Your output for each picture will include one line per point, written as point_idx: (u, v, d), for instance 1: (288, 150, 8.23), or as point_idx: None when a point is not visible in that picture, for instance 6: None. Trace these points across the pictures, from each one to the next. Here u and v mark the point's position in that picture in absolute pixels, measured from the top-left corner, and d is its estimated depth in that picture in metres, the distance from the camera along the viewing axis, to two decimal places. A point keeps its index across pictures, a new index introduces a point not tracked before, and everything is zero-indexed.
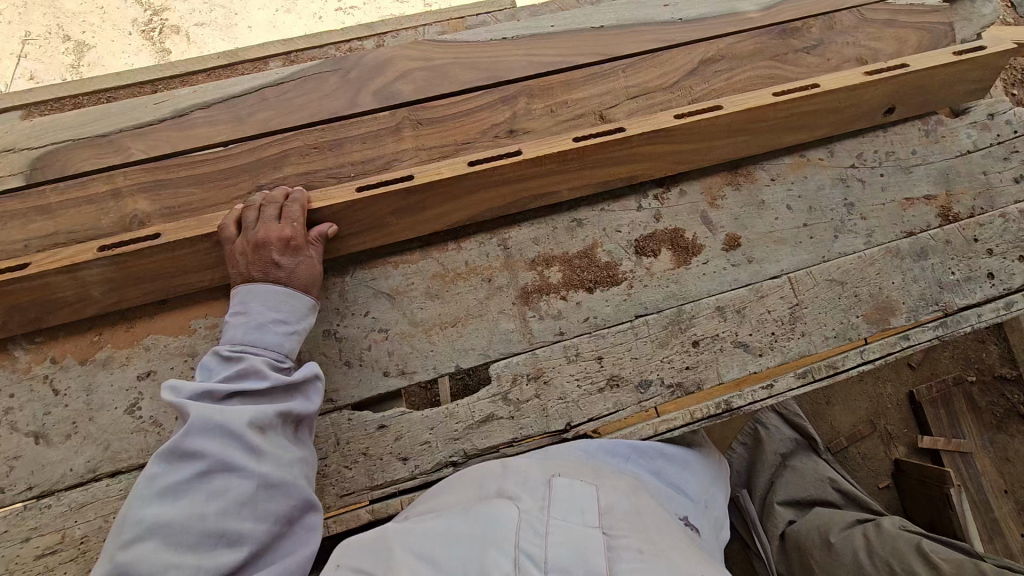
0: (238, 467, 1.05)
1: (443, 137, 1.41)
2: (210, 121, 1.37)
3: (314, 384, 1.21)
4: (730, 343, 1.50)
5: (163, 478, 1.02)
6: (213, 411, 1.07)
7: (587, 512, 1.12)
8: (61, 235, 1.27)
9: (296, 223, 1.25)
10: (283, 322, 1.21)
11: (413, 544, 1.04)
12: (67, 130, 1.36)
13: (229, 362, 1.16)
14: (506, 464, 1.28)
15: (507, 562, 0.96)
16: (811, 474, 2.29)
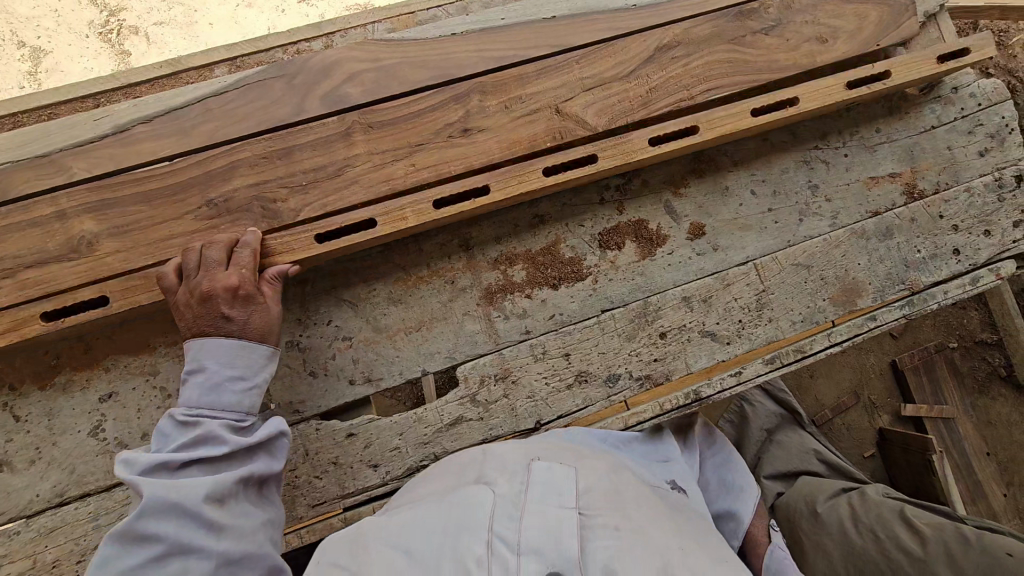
0: (195, 548, 1.01)
1: (396, 139, 1.38)
2: (154, 135, 1.34)
3: (277, 443, 1.20)
4: (698, 333, 1.50)
5: (116, 564, 0.98)
6: (169, 489, 1.03)
7: (566, 493, 1.06)
8: (8, 261, 1.25)
9: (246, 270, 1.21)
10: (239, 379, 1.18)
11: (388, 537, 1.02)
12: (6, 151, 1.32)
13: (185, 427, 1.13)
14: (486, 451, 1.23)
15: (480, 547, 0.93)
16: (796, 449, 2.32)
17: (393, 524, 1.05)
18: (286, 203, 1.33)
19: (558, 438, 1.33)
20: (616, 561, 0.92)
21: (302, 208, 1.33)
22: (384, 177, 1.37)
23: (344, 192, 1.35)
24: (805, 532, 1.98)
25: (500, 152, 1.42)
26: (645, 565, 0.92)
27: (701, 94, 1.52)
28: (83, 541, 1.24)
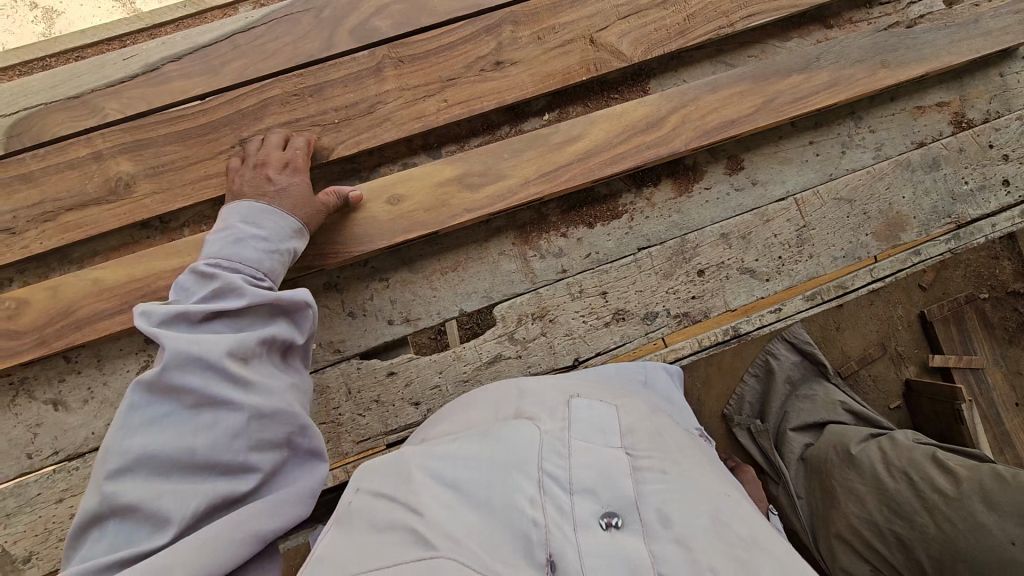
0: (224, 400, 0.92)
1: (427, 74, 1.35)
2: (184, 74, 1.32)
3: (297, 307, 1.10)
4: (736, 271, 1.47)
5: (147, 409, 0.90)
6: (191, 344, 0.93)
7: (608, 432, 1.00)
8: (50, 203, 1.26)
9: (300, 151, 1.26)
10: (263, 239, 1.13)
11: (432, 468, 0.92)
12: (38, 93, 1.31)
13: (203, 279, 1.05)
14: (521, 387, 1.17)
15: (531, 488, 0.87)
16: (821, 398, 2.23)
17: (435, 448, 0.97)
18: (319, 141, 1.32)
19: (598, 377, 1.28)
20: (668, 506, 0.87)
21: (335, 146, 1.32)
22: (417, 113, 1.34)
23: (378, 129, 1.33)
24: (836, 478, 1.95)
25: (534, 85, 1.38)
26: (698, 511, 0.88)
27: (741, 20, 1.46)
28: None
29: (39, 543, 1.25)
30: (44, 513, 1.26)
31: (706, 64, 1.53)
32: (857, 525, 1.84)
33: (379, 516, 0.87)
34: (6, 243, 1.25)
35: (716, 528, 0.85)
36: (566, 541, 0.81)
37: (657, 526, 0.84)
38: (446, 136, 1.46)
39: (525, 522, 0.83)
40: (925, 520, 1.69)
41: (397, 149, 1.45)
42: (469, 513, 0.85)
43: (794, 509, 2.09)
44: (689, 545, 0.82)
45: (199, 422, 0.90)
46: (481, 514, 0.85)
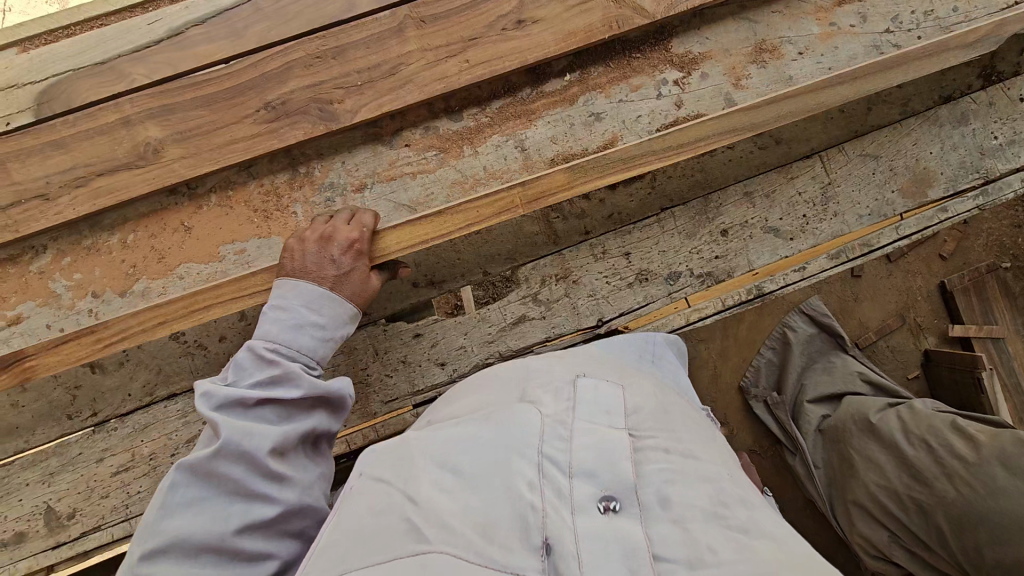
0: (259, 494, 0.87)
1: (448, 34, 1.35)
2: (208, 38, 1.33)
3: (340, 405, 1.06)
4: (760, 229, 1.46)
5: (186, 490, 0.85)
6: (239, 432, 0.89)
7: (611, 412, 0.86)
8: (81, 169, 1.28)
9: (366, 230, 1.22)
10: (320, 327, 1.11)
11: (435, 451, 0.80)
12: (66, 59, 1.33)
13: (263, 363, 1.01)
14: (528, 365, 1.02)
15: (530, 470, 0.75)
16: (840, 369, 1.91)
17: (439, 427, 0.86)
18: (342, 105, 1.33)
19: (627, 339, 1.26)
20: (670, 485, 0.74)
21: (358, 109, 1.33)
22: (439, 75, 1.35)
23: (400, 91, 1.34)
24: (853, 447, 1.71)
25: (555, 45, 1.38)
26: (699, 488, 0.75)
27: None
28: (176, 435, 1.31)
29: (81, 500, 1.29)
30: (85, 472, 1.30)
31: (729, 21, 1.52)
32: (876, 494, 1.60)
33: (378, 500, 0.76)
34: (41, 209, 1.28)
35: (715, 508, 0.72)
36: (562, 526, 0.69)
37: (655, 508, 0.72)
38: (467, 99, 1.46)
39: (527, 507, 0.71)
40: (944, 485, 1.45)
41: (418, 113, 1.45)
42: (468, 494, 0.74)
43: (811, 481, 1.85)
44: (686, 526, 0.70)
45: (230, 508, 0.86)
46: (479, 495, 0.74)
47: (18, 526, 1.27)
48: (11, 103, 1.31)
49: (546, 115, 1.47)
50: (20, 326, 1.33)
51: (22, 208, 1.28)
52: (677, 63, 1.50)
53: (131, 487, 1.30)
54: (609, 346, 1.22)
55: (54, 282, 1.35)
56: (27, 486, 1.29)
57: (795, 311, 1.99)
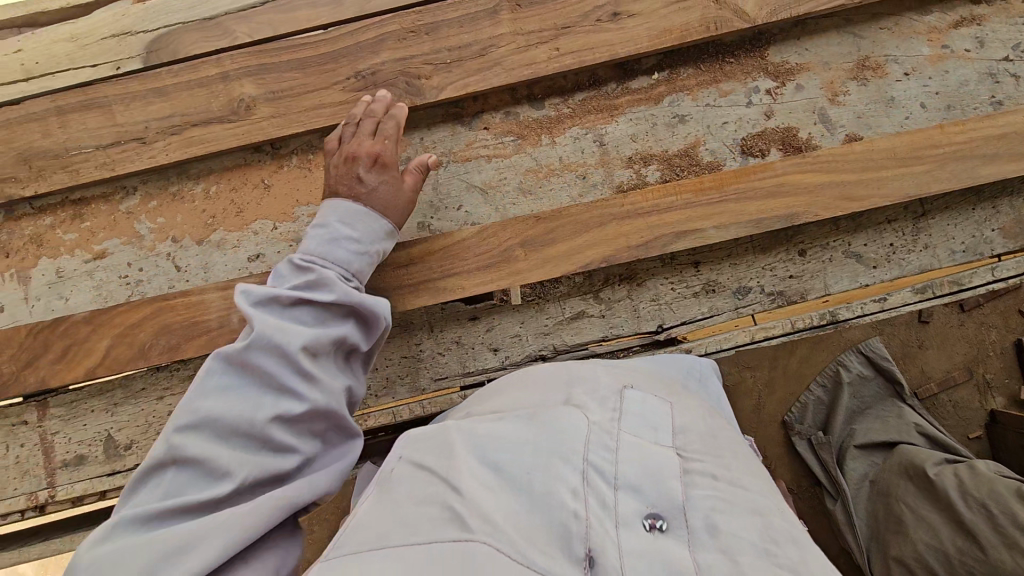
0: (288, 390, 0.85)
1: (543, 20, 1.34)
2: (309, 3, 1.36)
3: (376, 318, 1.01)
4: (842, 253, 1.39)
5: (219, 377, 0.83)
6: (273, 328, 0.86)
7: (659, 428, 0.78)
8: (178, 117, 1.34)
9: (388, 142, 1.18)
10: (355, 240, 1.07)
11: (476, 444, 0.72)
12: (176, 11, 1.39)
13: (300, 271, 1.00)
14: (572, 371, 0.93)
15: (574, 477, 0.67)
16: (894, 422, 1.78)
17: (477, 419, 0.79)
18: (429, 81, 1.34)
19: (666, 356, 1.18)
20: (717, 513, 0.67)
21: (445, 86, 1.34)
22: (528, 60, 1.35)
23: (487, 73, 1.34)
24: (904, 501, 1.60)
25: (648, 41, 1.35)
26: (747, 520, 0.67)
27: None
28: None
29: (139, 433, 1.34)
30: (146, 407, 1.35)
31: (832, 34, 1.45)
32: (924, 554, 1.48)
33: (419, 487, 0.68)
34: (137, 151, 1.35)
35: (767, 544, 0.64)
36: (606, 538, 0.62)
37: (702, 534, 0.65)
38: (551, 88, 1.45)
39: (574, 515, 0.64)
40: (1001, 554, 1.32)
41: (501, 97, 1.45)
42: (510, 495, 0.66)
43: (851, 529, 1.72)
44: (735, 558, 0.63)
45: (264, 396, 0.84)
46: (521, 498, 0.66)
47: (79, 449, 1.34)
48: (122, 49, 1.38)
49: (628, 112, 1.44)
50: (105, 260, 1.40)
51: (121, 148, 1.34)
52: (771, 72, 1.45)
53: None
54: (655, 363, 1.13)
55: (139, 223, 1.41)
56: (92, 413, 1.35)
57: (853, 349, 1.87)
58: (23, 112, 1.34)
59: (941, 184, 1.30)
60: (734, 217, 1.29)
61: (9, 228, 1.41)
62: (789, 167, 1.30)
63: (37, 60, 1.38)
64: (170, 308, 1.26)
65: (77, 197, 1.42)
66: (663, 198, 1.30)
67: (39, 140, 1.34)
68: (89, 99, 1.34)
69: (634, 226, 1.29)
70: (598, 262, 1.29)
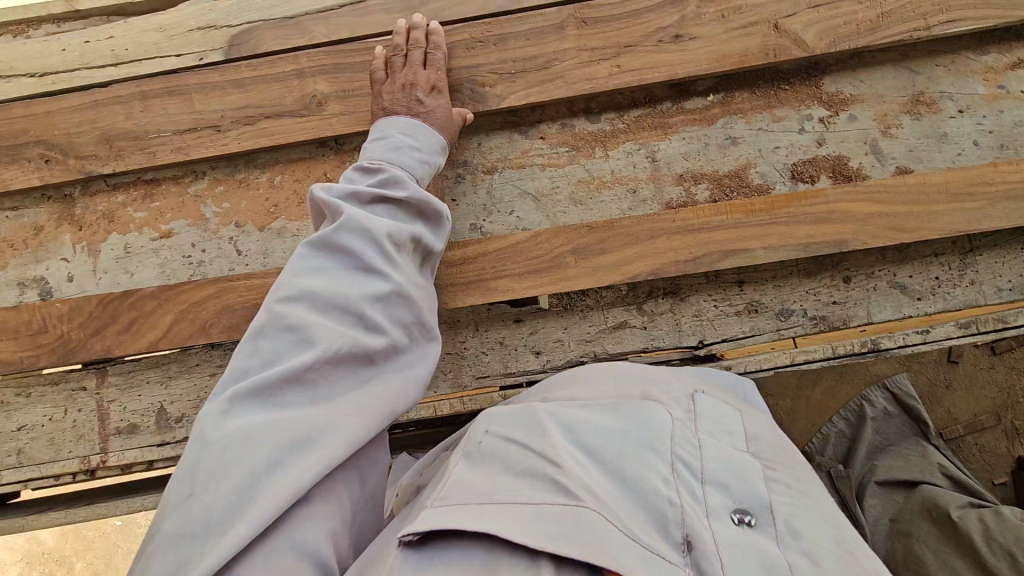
0: (376, 269, 0.95)
1: (607, 37, 1.39)
2: (385, 9, 1.43)
3: (441, 219, 1.13)
4: (886, 283, 1.40)
5: (315, 261, 0.94)
6: (360, 214, 0.98)
7: (734, 434, 0.79)
8: (253, 108, 1.41)
9: (439, 72, 1.33)
10: (418, 150, 1.19)
11: (567, 428, 0.76)
12: (259, 9, 1.46)
13: (370, 173, 1.11)
14: (643, 372, 0.95)
15: (664, 468, 0.70)
16: (917, 459, 1.87)
17: (560, 404, 0.82)
18: (493, 89, 1.40)
19: (710, 369, 1.18)
20: (799, 517, 0.68)
21: (509, 95, 1.40)
22: (589, 75, 1.39)
23: (549, 85, 1.39)
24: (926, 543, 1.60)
25: (708, 63, 1.39)
26: (828, 529, 0.68)
27: (939, 25, 1.39)
28: None
29: (190, 407, 1.39)
30: (199, 382, 1.40)
31: (888, 67, 1.47)
32: None
33: (515, 463, 0.72)
34: (211, 138, 1.41)
35: (850, 554, 0.64)
36: (700, 525, 0.64)
37: (788, 534, 0.66)
38: (608, 104, 1.49)
39: (671, 502, 0.67)
40: None
41: (559, 109, 1.50)
42: (603, 479, 0.69)
43: None
44: (822, 562, 0.63)
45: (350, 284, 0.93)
46: (614, 483, 0.69)
47: (133, 418, 1.39)
48: (206, 41, 1.46)
49: (682, 131, 1.48)
50: (170, 239, 1.47)
51: (197, 134, 1.41)
52: (826, 100, 1.47)
53: None
54: (710, 374, 1.13)
55: (206, 207, 1.48)
56: (147, 384, 1.41)
57: (878, 385, 2.03)
58: (110, 94, 1.43)
59: (992, 222, 1.32)
60: (782, 240, 1.32)
61: (83, 203, 1.49)
62: (838, 195, 1.32)
63: (127, 47, 1.47)
64: (233, 290, 1.32)
65: (149, 178, 1.49)
66: (713, 216, 1.33)
67: (122, 122, 1.42)
68: (172, 86, 1.42)
69: (683, 242, 1.32)
70: (647, 273, 1.32)
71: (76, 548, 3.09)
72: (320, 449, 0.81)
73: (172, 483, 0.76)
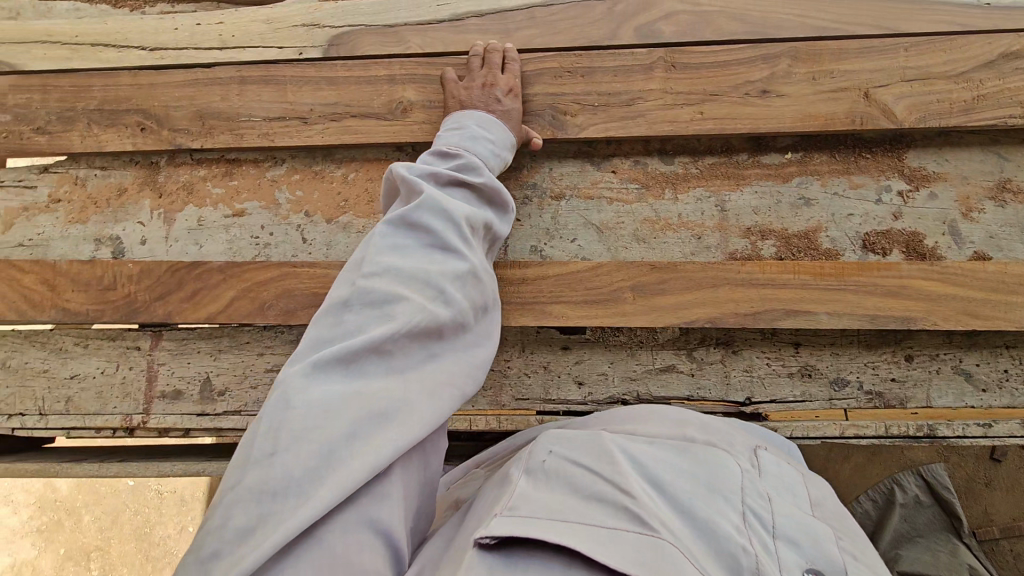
0: (454, 247, 0.94)
1: (694, 84, 1.41)
2: (481, 29, 1.48)
3: (507, 210, 1.15)
4: (950, 368, 1.35)
5: (396, 239, 0.94)
6: (442, 196, 0.99)
7: (798, 496, 0.74)
8: (341, 106, 1.46)
9: (516, 79, 1.37)
10: (492, 143, 1.21)
11: (632, 457, 0.73)
12: (361, 14, 1.53)
13: (447, 156, 1.13)
14: (702, 420, 0.93)
15: (735, 514, 0.66)
16: (944, 556, 1.75)
17: (623, 436, 0.80)
18: (573, 118, 1.42)
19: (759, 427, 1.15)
20: None
21: (588, 127, 1.42)
22: (671, 118, 1.40)
23: (630, 122, 1.41)
24: None
25: (791, 121, 1.39)
26: None
27: None
28: None
29: (235, 383, 1.42)
30: (246, 360, 1.43)
31: (975, 150, 1.44)
32: None
33: (579, 483, 0.69)
34: (297, 129, 1.47)
35: None
36: None
37: None
38: (684, 147, 1.50)
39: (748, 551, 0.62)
40: None
41: (634, 146, 1.51)
42: (670, 514, 0.66)
43: None
44: None
45: (431, 260, 0.93)
46: (681, 521, 0.65)
47: (178, 384, 1.43)
48: (307, 38, 1.53)
49: (755, 184, 1.47)
50: (242, 219, 1.52)
51: (284, 123, 1.47)
52: (907, 174, 1.45)
53: None
54: (763, 434, 1.09)
55: (280, 192, 1.53)
56: (197, 354, 1.44)
57: (912, 471, 2.00)
58: (211, 75, 1.50)
59: None
60: (848, 309, 1.29)
61: (167, 172, 1.56)
62: (912, 271, 1.29)
63: (234, 33, 1.55)
64: (296, 275, 1.35)
65: (232, 158, 1.55)
66: (778, 273, 1.31)
67: (217, 102, 1.49)
68: (269, 75, 1.49)
69: (745, 295, 1.30)
70: (705, 321, 1.30)
71: (86, 501, 3.17)
72: (399, 425, 0.79)
73: (252, 439, 0.75)
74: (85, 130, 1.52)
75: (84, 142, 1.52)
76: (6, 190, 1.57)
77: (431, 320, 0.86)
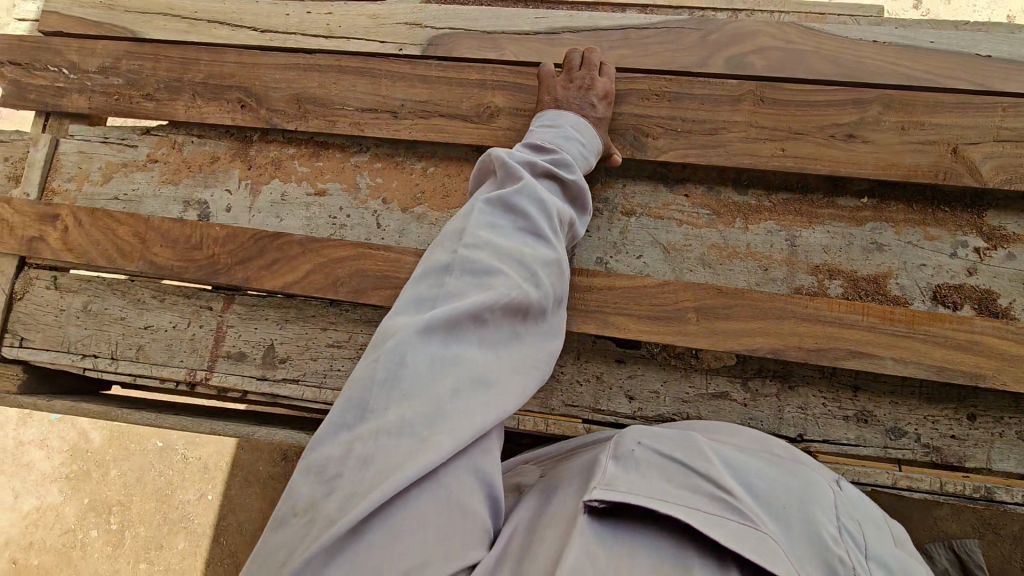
0: (544, 238, 1.01)
1: (779, 119, 1.43)
2: (575, 45, 1.54)
3: (586, 213, 1.22)
4: (1016, 433, 1.31)
5: (495, 218, 0.99)
6: (539, 189, 1.05)
7: (879, 524, 0.83)
8: (432, 103, 1.52)
9: (611, 85, 1.41)
10: (582, 145, 1.27)
11: (729, 461, 0.83)
12: (461, 19, 1.61)
13: (543, 150, 1.19)
14: (781, 443, 1.01)
15: (832, 527, 0.75)
16: None
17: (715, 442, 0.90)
18: (655, 140, 1.46)
19: None
20: None
21: (668, 150, 1.44)
22: (751, 151, 1.43)
23: (711, 150, 1.43)
24: None
25: (874, 167, 1.39)
26: None
27: None
28: None
29: (297, 353, 1.47)
30: (310, 333, 1.48)
31: None
32: None
33: (682, 475, 0.80)
34: (386, 122, 1.54)
35: None
36: None
37: None
38: (759, 180, 1.51)
39: (824, 546, 0.72)
40: None
41: (709, 173, 1.53)
42: (767, 515, 0.76)
43: None
44: None
45: (525, 245, 0.98)
46: (778, 523, 0.75)
47: (244, 347, 1.49)
48: (408, 36, 1.61)
49: (828, 224, 1.47)
50: (322, 198, 1.58)
51: (377, 112, 1.54)
52: (986, 232, 1.43)
53: (336, 362, 1.45)
54: None
55: (361, 177, 1.59)
56: (265, 320, 1.50)
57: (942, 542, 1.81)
58: (314, 61, 1.59)
59: None
60: (915, 358, 1.27)
61: (258, 146, 1.64)
62: (985, 328, 1.27)
63: (341, 24, 1.64)
64: (370, 256, 1.41)
65: (320, 140, 1.63)
66: (847, 313, 1.31)
67: (316, 87, 1.57)
68: (368, 66, 1.56)
69: (811, 330, 1.30)
70: (767, 351, 1.30)
71: (115, 455, 3.25)
72: (488, 392, 0.84)
73: (363, 382, 0.80)
74: (192, 99, 1.62)
75: (189, 110, 1.62)
76: (109, 146, 1.68)
77: (529, 299, 0.91)
